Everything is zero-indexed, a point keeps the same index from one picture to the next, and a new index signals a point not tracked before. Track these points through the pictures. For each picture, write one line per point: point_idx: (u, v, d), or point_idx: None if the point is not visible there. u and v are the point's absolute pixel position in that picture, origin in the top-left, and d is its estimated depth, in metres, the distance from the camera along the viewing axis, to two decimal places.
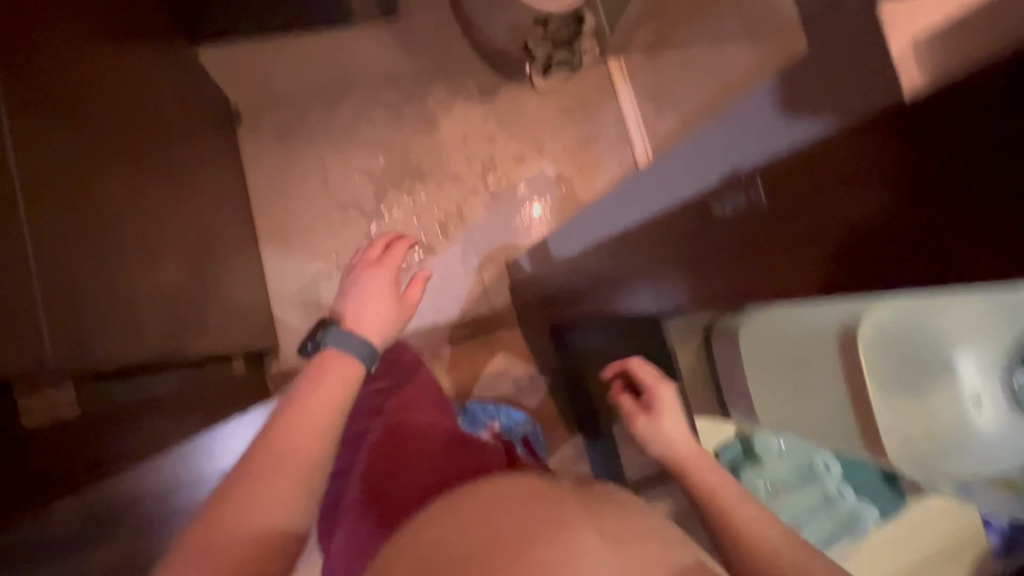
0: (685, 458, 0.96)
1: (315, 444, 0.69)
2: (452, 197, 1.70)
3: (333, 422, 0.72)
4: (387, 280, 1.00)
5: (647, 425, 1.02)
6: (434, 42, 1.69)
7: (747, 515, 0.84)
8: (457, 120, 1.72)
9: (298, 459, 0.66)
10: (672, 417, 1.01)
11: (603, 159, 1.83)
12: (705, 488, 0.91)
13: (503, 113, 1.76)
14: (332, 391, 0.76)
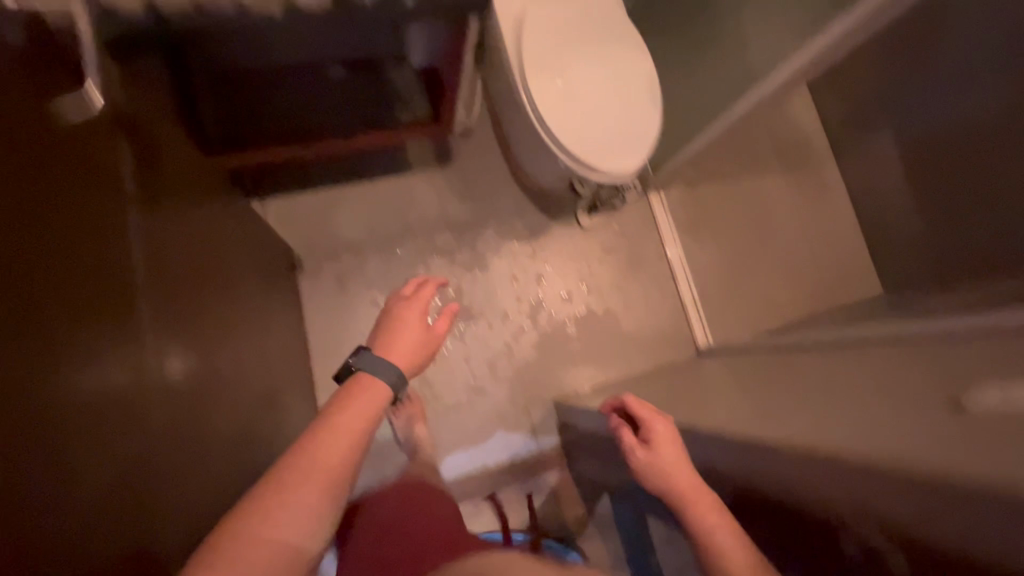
0: (679, 490, 0.93)
1: (343, 462, 0.71)
2: (501, 336, 1.74)
3: (361, 444, 0.75)
4: (421, 334, 0.95)
5: (654, 459, 0.97)
6: (486, 190, 1.80)
7: (740, 559, 0.84)
8: (507, 260, 1.77)
9: (342, 465, 0.71)
10: (671, 449, 0.98)
11: (648, 292, 1.87)
12: (697, 520, 0.89)
13: (550, 251, 1.81)
14: (356, 419, 0.76)
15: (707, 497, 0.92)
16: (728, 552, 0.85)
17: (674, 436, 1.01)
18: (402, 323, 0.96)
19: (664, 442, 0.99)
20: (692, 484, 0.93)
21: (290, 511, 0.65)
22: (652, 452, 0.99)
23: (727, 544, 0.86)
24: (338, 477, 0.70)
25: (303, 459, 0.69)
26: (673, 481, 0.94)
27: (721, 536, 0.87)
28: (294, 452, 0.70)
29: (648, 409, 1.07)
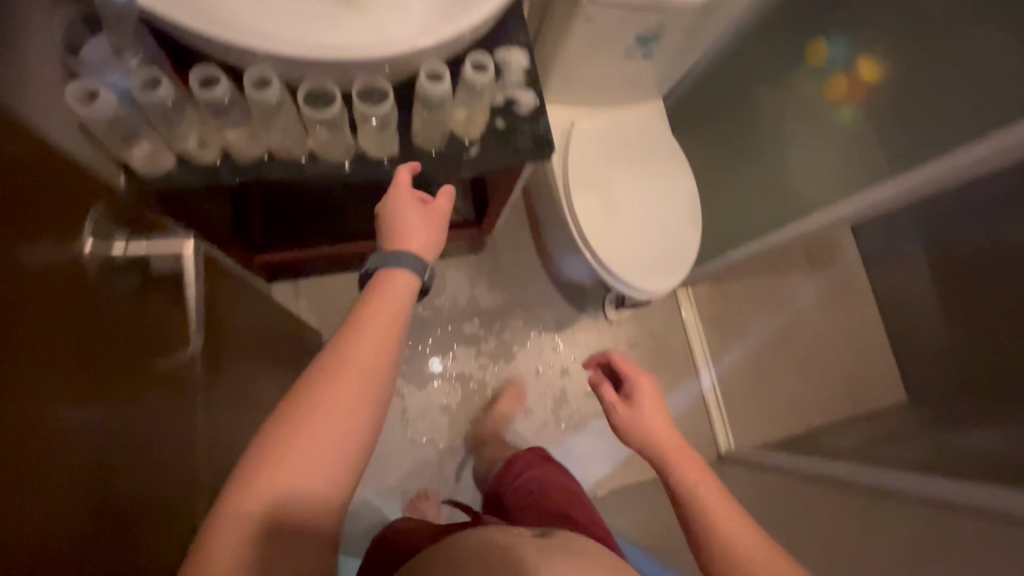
0: (649, 438, 0.88)
1: (378, 357, 0.64)
2: (523, 431, 1.71)
3: (399, 333, 0.66)
4: (422, 215, 0.80)
5: (630, 421, 0.92)
6: (517, 279, 1.80)
7: (710, 498, 0.77)
8: (533, 352, 1.77)
9: (373, 368, 0.63)
10: (650, 406, 0.93)
11: (673, 392, 1.84)
12: (671, 463, 0.83)
13: (576, 343, 1.80)
14: (393, 303, 0.68)
15: (687, 453, 0.84)
16: (704, 488, 0.79)
17: (634, 366, 1.00)
18: (396, 210, 0.79)
19: (644, 395, 0.95)
20: (671, 438, 0.87)
21: (344, 370, 0.61)
22: (631, 404, 0.95)
23: (705, 499, 0.78)
24: (378, 361, 0.64)
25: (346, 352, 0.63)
26: (636, 418, 0.91)
27: (699, 492, 0.78)
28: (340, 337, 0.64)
29: (631, 365, 1.00)
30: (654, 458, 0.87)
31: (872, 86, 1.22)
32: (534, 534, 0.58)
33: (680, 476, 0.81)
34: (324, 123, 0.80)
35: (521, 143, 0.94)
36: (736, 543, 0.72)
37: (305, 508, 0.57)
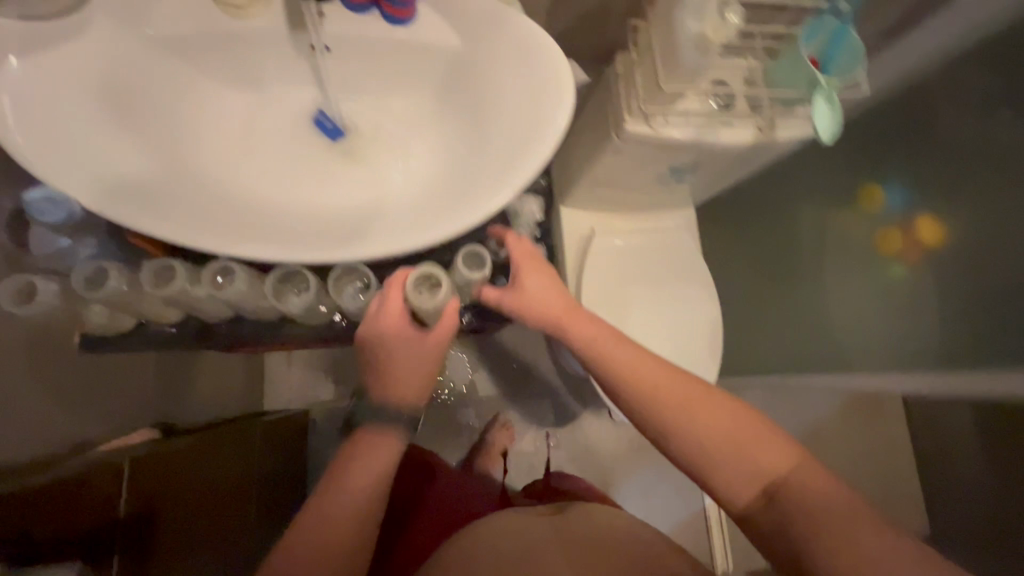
0: (600, 354, 0.71)
1: (438, 342, 0.69)
2: None
3: (447, 340, 0.70)
4: (409, 353, 0.69)
5: (532, 288, 0.73)
6: (515, 369, 1.68)
7: (690, 406, 0.66)
8: (526, 448, 1.65)
9: (413, 369, 0.69)
10: (536, 276, 0.74)
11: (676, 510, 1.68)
12: (626, 371, 0.69)
13: (573, 444, 1.67)
14: (420, 361, 0.69)
15: (638, 354, 0.70)
16: (681, 414, 0.66)
17: (540, 263, 0.75)
18: (383, 347, 0.68)
19: (538, 268, 0.75)
20: (567, 306, 0.73)
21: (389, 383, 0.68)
22: (515, 289, 0.74)
23: (675, 418, 0.66)
24: (415, 372, 0.69)
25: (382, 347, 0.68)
26: (578, 336, 0.71)
27: (657, 400, 0.67)
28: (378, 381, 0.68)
29: (528, 252, 0.76)
30: (593, 358, 0.71)
31: (930, 248, 1.09)
32: (564, 559, 0.75)
33: (650, 400, 0.67)
34: (302, 304, 0.75)
35: None
36: (716, 443, 0.65)
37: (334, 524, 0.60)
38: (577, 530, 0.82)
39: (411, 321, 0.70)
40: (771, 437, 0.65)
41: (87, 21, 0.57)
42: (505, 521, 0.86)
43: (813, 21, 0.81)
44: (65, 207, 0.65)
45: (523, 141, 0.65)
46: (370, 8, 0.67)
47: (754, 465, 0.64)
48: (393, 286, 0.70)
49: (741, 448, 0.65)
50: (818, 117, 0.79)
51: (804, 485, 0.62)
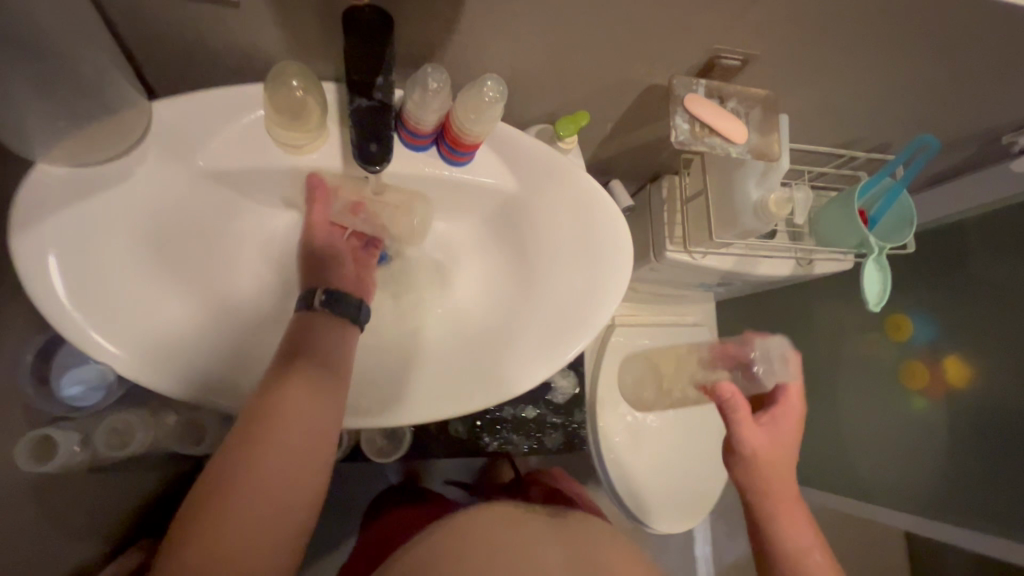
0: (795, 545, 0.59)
1: (307, 414, 0.48)
2: None
3: (329, 393, 0.50)
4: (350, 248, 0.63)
5: (761, 447, 0.62)
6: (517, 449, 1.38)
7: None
8: None
9: (296, 473, 0.47)
10: (787, 431, 0.64)
11: None
12: (802, 565, 0.57)
13: None
14: (304, 402, 0.49)
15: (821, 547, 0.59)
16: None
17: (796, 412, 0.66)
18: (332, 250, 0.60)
19: (787, 416, 0.65)
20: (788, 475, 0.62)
21: (228, 532, 0.43)
22: (771, 425, 0.64)
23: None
24: (287, 498, 0.46)
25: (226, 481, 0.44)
26: (789, 522, 0.59)
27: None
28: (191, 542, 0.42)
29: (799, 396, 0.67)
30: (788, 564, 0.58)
31: (954, 389, 1.06)
32: (565, 552, 0.60)
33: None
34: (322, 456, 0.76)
35: None
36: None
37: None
38: (573, 530, 0.66)
39: (301, 351, 0.51)
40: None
41: (141, 159, 0.55)
42: (501, 510, 0.67)
43: (870, 179, 0.79)
44: (95, 378, 0.65)
45: (583, 296, 0.64)
46: (429, 146, 0.63)
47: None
48: (317, 199, 0.61)
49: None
50: (867, 281, 0.77)
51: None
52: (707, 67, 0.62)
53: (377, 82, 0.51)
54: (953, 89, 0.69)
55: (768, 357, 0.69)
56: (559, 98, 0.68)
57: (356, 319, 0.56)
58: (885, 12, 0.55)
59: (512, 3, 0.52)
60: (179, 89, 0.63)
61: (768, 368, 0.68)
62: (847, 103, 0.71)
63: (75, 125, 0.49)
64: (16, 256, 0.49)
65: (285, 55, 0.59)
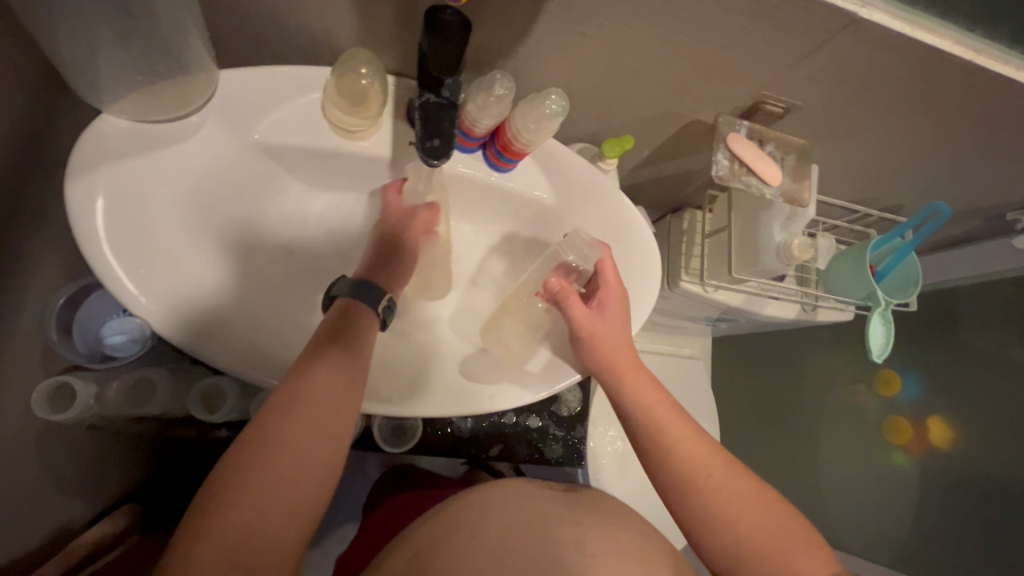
0: (649, 415, 0.60)
1: (327, 392, 0.49)
2: None
3: (355, 375, 0.51)
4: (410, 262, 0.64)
5: (595, 327, 0.61)
6: None
7: (723, 479, 0.57)
8: None
9: (314, 456, 0.47)
10: (617, 312, 0.62)
11: None
12: (663, 447, 0.59)
13: None
14: (327, 381, 0.49)
15: (685, 425, 0.60)
16: (716, 492, 0.56)
17: (620, 288, 0.63)
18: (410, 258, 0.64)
19: (611, 299, 0.62)
20: (630, 358, 0.62)
21: (244, 509, 0.42)
22: (599, 315, 0.61)
23: (728, 502, 0.56)
24: (303, 482, 0.46)
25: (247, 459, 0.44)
26: (630, 396, 0.61)
27: (702, 471, 0.57)
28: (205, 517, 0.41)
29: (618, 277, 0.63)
30: (646, 423, 0.60)
31: (936, 449, 1.09)
32: (579, 533, 0.56)
33: (693, 474, 0.57)
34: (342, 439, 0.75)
35: (550, 453, 0.85)
36: (759, 534, 0.54)
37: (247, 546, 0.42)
38: (588, 508, 0.61)
39: (336, 338, 0.53)
40: (812, 539, 0.55)
41: (202, 122, 0.55)
42: (518, 491, 0.62)
43: (881, 237, 0.83)
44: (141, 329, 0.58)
45: None
46: (477, 149, 0.64)
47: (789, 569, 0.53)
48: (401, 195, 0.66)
49: (784, 546, 0.54)
50: (871, 333, 0.80)
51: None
52: (751, 110, 0.66)
53: (448, 82, 0.52)
54: (969, 163, 0.74)
55: (577, 252, 0.61)
56: (603, 121, 0.71)
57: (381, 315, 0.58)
58: (924, 83, 0.58)
59: (583, 25, 0.55)
60: (239, 62, 0.65)
61: (585, 262, 0.61)
62: (871, 163, 0.75)
63: (150, 81, 0.50)
64: (67, 197, 0.49)
65: (353, 45, 0.61)
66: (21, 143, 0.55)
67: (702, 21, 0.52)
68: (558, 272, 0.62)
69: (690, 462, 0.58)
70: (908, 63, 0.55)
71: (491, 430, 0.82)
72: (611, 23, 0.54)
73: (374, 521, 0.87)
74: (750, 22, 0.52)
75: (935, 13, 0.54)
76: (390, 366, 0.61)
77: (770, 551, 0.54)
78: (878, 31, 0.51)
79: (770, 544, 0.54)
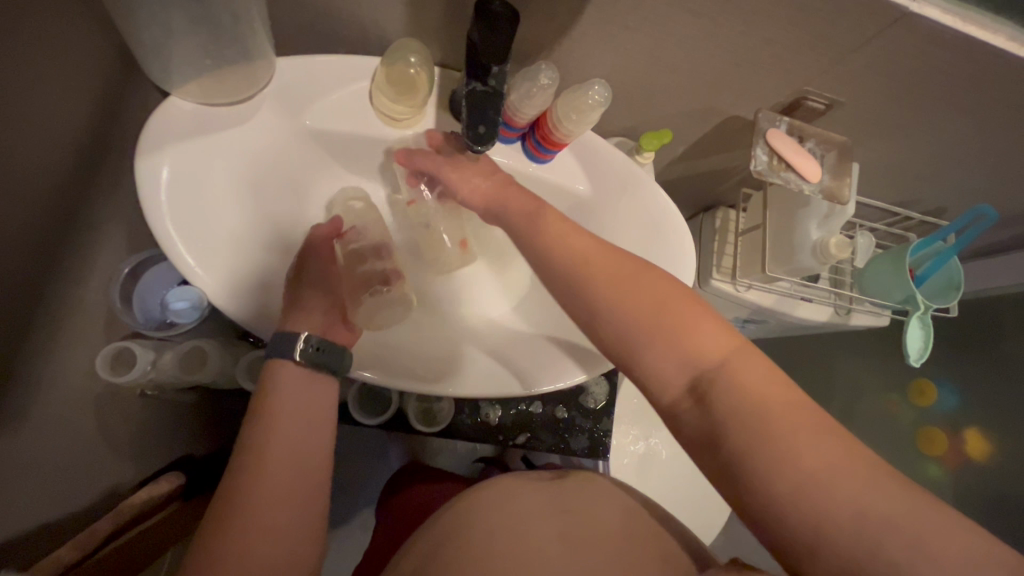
0: (546, 253, 0.53)
1: (302, 413, 0.50)
2: None
3: (316, 389, 0.53)
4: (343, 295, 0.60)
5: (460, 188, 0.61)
6: None
7: (610, 271, 0.49)
8: None
9: (299, 451, 0.48)
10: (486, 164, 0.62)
11: None
12: (540, 250, 0.53)
13: None
14: (296, 398, 0.51)
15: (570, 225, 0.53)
16: (606, 284, 0.49)
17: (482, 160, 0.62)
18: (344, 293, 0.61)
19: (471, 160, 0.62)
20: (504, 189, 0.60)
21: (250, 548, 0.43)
22: (457, 173, 0.61)
23: (615, 293, 0.48)
24: (296, 481, 0.47)
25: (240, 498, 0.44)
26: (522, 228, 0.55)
27: (573, 269, 0.50)
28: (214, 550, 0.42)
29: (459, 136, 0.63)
30: (538, 260, 0.53)
31: (974, 462, 1.08)
32: (559, 524, 0.56)
33: (580, 269, 0.50)
34: (374, 420, 0.77)
35: (575, 444, 0.86)
36: (656, 310, 0.47)
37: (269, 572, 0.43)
38: (573, 497, 0.61)
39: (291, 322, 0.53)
40: (713, 317, 0.47)
41: (259, 106, 0.58)
42: (502, 485, 0.63)
43: (923, 239, 0.81)
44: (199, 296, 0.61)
45: None
46: (516, 140, 0.66)
47: (687, 353, 0.45)
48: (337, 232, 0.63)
49: (682, 329, 0.46)
50: (910, 337, 0.78)
51: (743, 371, 0.43)
52: (793, 106, 0.66)
53: (494, 70, 0.54)
54: (1019, 165, 0.72)
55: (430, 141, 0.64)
56: (642, 115, 0.72)
57: (339, 370, 0.54)
58: (975, 81, 0.58)
59: (628, 19, 0.56)
60: (292, 51, 0.67)
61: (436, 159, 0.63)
62: (914, 164, 0.74)
63: (217, 65, 0.53)
64: (137, 173, 0.52)
65: (402, 36, 0.63)
66: (95, 122, 0.58)
67: (748, 14, 0.53)
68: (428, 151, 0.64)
69: (593, 273, 0.50)
70: (959, 59, 0.55)
71: (517, 417, 0.84)
72: (657, 16, 0.55)
73: (400, 502, 0.89)
74: (796, 15, 0.52)
75: (990, 7, 0.53)
76: (427, 346, 0.63)
77: (650, 322, 0.47)
78: (928, 25, 0.51)
79: (700, 335, 0.45)
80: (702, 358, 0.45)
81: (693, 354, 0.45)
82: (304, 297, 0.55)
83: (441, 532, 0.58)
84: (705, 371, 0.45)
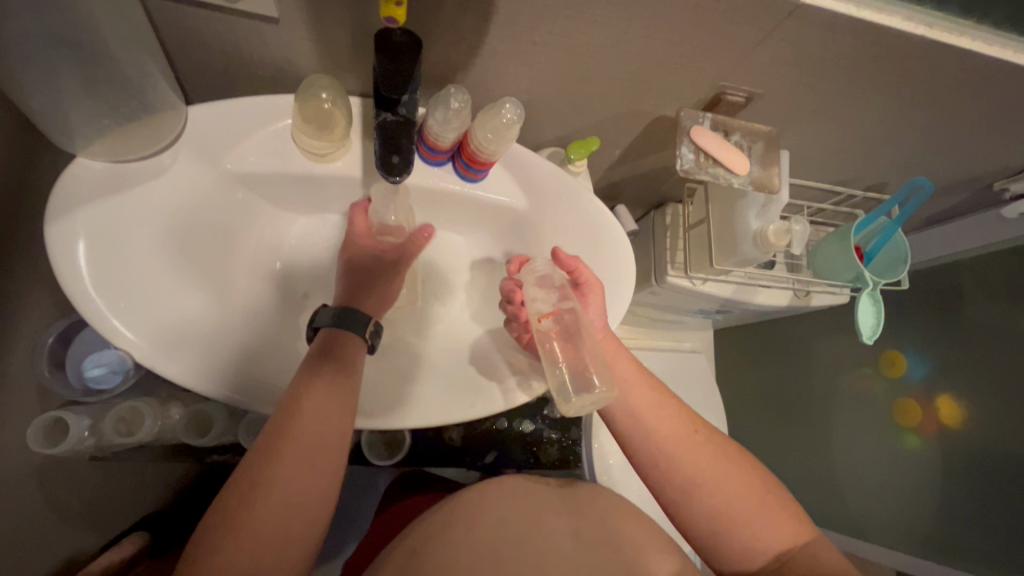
0: (631, 407, 0.60)
1: (332, 411, 0.51)
2: None
3: (353, 387, 0.54)
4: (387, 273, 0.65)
5: (595, 327, 0.63)
6: None
7: (704, 454, 0.58)
8: None
9: (328, 436, 0.50)
10: (597, 304, 0.63)
11: None
12: (633, 405, 0.60)
13: None
14: (326, 395, 0.52)
15: (661, 399, 0.61)
16: (696, 461, 0.57)
17: (618, 348, 0.64)
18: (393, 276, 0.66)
19: (589, 306, 0.63)
20: (599, 338, 0.63)
21: (268, 510, 0.46)
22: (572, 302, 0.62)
23: (705, 481, 0.56)
24: (323, 455, 0.50)
25: (259, 471, 0.46)
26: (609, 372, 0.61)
27: (659, 425, 0.59)
28: (206, 562, 0.43)
29: (584, 283, 0.62)
30: (625, 415, 0.60)
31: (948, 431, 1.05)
32: (571, 523, 0.56)
33: (675, 462, 0.58)
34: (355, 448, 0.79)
35: (546, 457, 0.89)
36: (740, 487, 0.56)
37: (277, 537, 0.46)
38: (582, 502, 0.61)
39: (330, 360, 0.54)
40: (786, 501, 0.57)
41: (175, 155, 0.57)
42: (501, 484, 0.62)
43: (866, 216, 0.81)
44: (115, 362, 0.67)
45: None
46: (446, 162, 0.65)
47: (776, 530, 0.55)
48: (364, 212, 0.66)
49: (771, 510, 0.56)
50: (860, 314, 0.79)
51: (823, 548, 0.54)
52: (713, 102, 0.66)
53: (403, 100, 0.56)
54: (945, 137, 0.73)
55: (542, 288, 0.61)
56: (571, 123, 0.72)
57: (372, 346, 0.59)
58: (883, 60, 0.58)
59: (533, 34, 0.56)
60: (211, 95, 0.67)
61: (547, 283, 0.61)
62: (844, 144, 0.74)
63: (118, 123, 0.52)
64: (49, 243, 0.51)
65: (317, 71, 0.63)
66: None
67: (648, 19, 0.53)
68: (538, 280, 0.61)
69: (675, 435, 0.59)
70: (863, 44, 0.55)
71: (485, 435, 0.84)
72: (561, 30, 0.55)
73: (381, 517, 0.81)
74: (693, 16, 0.53)
75: None
76: (376, 380, 0.62)
77: (730, 487, 0.56)
78: (825, 14, 0.52)
79: (768, 508, 0.56)
80: (769, 518, 0.55)
81: (765, 515, 0.55)
82: (355, 292, 0.62)
83: (421, 543, 0.55)
84: (783, 550, 0.54)
